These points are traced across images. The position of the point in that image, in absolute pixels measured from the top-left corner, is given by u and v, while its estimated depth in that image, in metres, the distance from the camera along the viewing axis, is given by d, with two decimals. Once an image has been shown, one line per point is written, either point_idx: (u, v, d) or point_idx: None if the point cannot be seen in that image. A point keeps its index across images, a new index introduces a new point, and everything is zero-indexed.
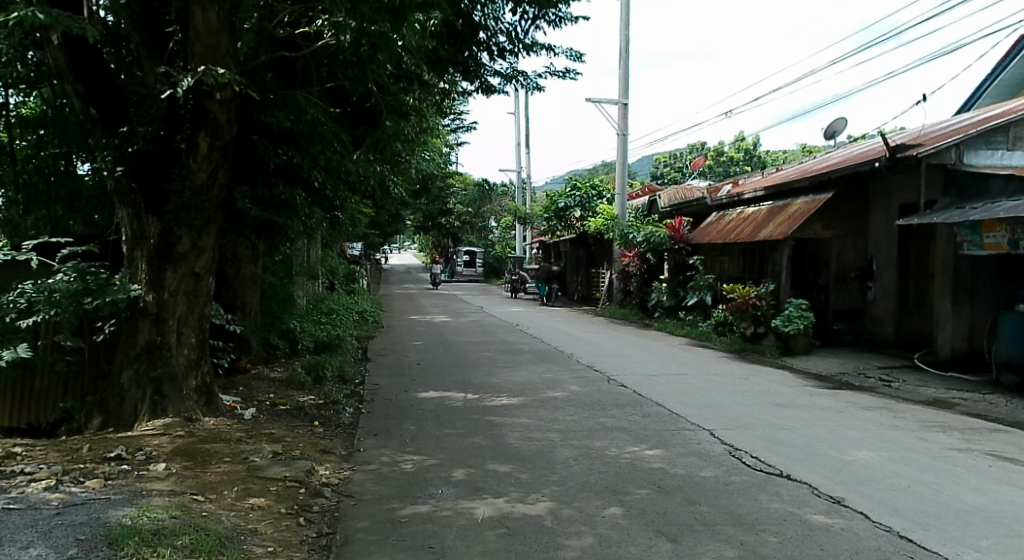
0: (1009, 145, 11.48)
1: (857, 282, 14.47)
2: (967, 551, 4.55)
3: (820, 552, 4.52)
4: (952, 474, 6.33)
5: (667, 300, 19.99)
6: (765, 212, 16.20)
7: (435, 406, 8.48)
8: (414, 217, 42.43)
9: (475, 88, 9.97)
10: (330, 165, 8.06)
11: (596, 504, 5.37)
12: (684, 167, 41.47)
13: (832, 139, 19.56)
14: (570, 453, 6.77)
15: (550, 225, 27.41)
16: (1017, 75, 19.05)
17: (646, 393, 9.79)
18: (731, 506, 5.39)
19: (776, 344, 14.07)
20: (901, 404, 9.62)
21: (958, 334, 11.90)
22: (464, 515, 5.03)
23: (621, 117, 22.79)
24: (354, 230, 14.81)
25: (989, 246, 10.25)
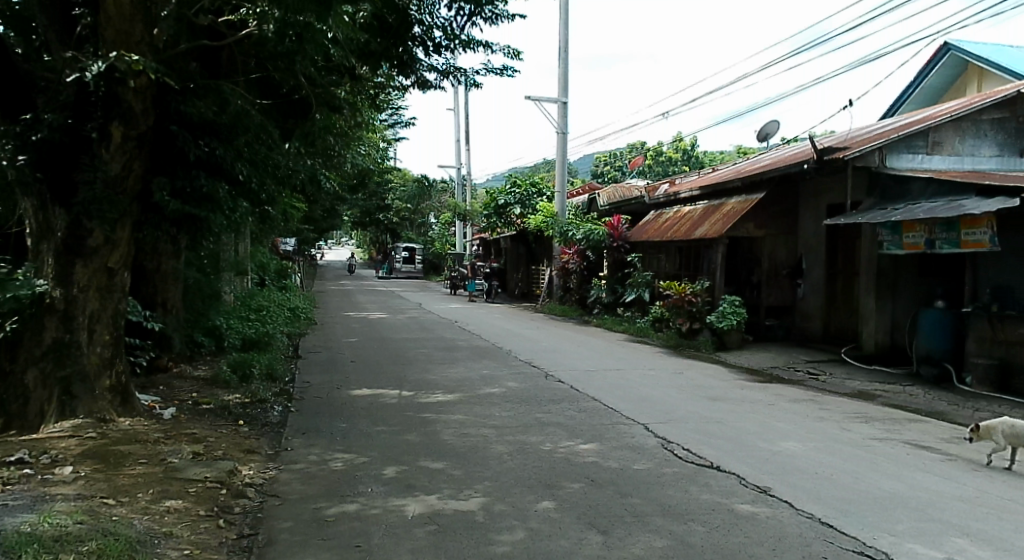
0: (929, 150, 11.97)
1: (788, 280, 15.01)
2: (884, 535, 4.75)
3: (745, 540, 4.65)
4: (872, 462, 6.59)
5: (606, 297, 20.26)
6: (700, 211, 16.59)
7: (368, 404, 8.34)
8: (351, 212, 41.82)
9: (411, 83, 9.84)
10: (255, 159, 7.92)
11: (529, 498, 5.40)
12: (623, 165, 42.09)
13: (765, 140, 20.14)
14: (504, 448, 6.79)
15: (490, 222, 27.40)
16: (937, 83, 19.99)
17: (583, 388, 9.91)
18: (662, 497, 5.50)
19: (710, 339, 14.42)
20: (828, 396, 9.98)
21: (881, 329, 12.38)
22: (394, 513, 4.98)
23: (561, 115, 22.95)
24: (284, 226, 14.50)
25: (909, 245, 10.81)
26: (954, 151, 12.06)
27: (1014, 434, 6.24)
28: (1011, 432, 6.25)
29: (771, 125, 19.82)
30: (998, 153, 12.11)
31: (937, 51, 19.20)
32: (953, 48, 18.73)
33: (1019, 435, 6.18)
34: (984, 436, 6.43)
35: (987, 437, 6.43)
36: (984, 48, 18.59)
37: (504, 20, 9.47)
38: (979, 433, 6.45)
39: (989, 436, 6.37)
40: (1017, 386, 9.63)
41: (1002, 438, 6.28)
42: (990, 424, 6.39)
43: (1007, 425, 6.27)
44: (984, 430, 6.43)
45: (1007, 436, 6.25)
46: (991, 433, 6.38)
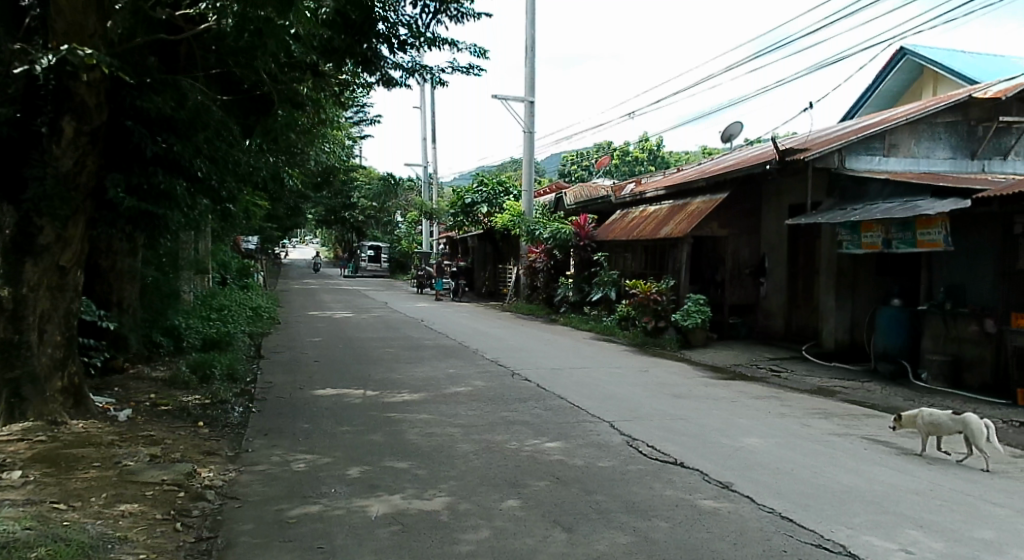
0: (885, 152, 12.27)
1: (751, 279, 15.25)
2: (841, 528, 4.86)
3: (708, 535, 4.71)
4: (831, 457, 6.73)
5: (572, 296, 20.35)
6: (666, 210, 16.75)
7: (332, 404, 8.27)
8: (316, 210, 41.35)
9: (376, 80, 9.78)
10: (215, 155, 7.77)
11: (494, 497, 5.40)
12: (590, 165, 42.33)
13: (728, 141, 20.43)
14: (471, 447, 6.79)
15: (456, 221, 27.32)
16: (893, 87, 20.48)
17: (549, 387, 9.92)
18: (627, 494, 5.54)
19: (676, 337, 14.57)
20: (789, 392, 10.17)
21: (841, 327, 12.65)
22: (358, 513, 4.94)
23: (528, 114, 22.98)
24: (246, 224, 14.27)
25: (867, 245, 11.05)
26: (910, 153, 12.33)
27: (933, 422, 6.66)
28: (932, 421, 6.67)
29: (735, 126, 20.09)
30: (951, 156, 12.39)
31: (893, 56, 19.67)
32: (909, 52, 19.19)
33: (936, 423, 6.60)
34: (908, 423, 6.90)
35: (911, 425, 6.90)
36: (938, 53, 19.08)
37: (470, 19, 9.46)
38: (903, 421, 6.94)
39: (911, 423, 6.84)
40: (969, 381, 9.92)
41: (923, 426, 6.72)
42: (913, 412, 6.86)
43: (927, 414, 6.71)
44: (908, 418, 6.91)
45: (926, 424, 6.70)
46: (913, 420, 6.85)
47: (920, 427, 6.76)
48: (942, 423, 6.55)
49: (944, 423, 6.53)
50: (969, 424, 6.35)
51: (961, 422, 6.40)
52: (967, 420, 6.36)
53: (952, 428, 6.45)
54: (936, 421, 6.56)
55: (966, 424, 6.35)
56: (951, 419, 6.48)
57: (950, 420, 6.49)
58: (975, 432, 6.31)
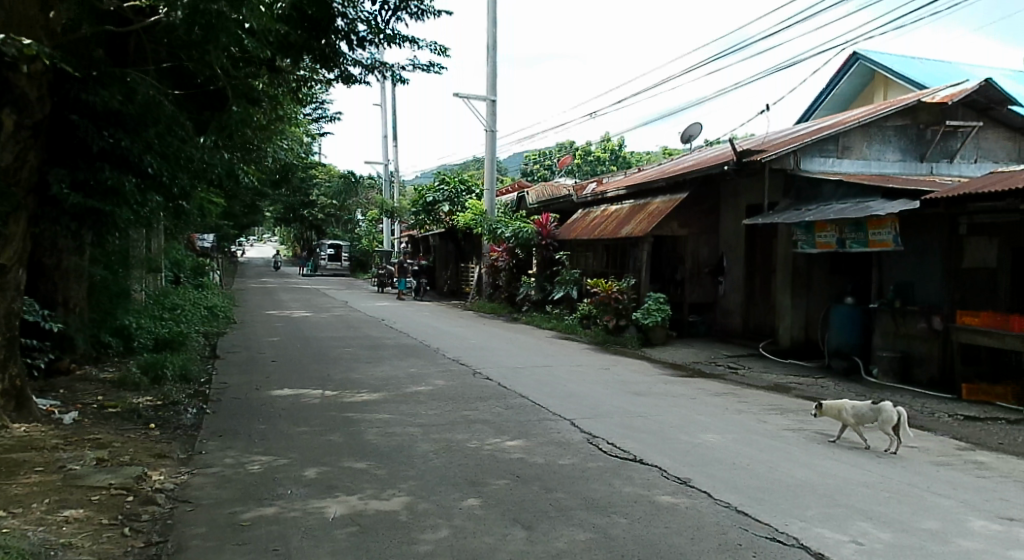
0: (839, 154, 12.55)
1: (710, 277, 15.47)
2: (795, 521, 4.95)
3: (665, 530, 4.76)
4: (786, 452, 6.87)
5: (534, 294, 20.40)
6: (627, 210, 16.90)
7: (289, 404, 8.16)
8: (274, 208, 40.73)
9: (335, 77, 9.66)
10: (166, 151, 7.56)
11: (454, 496, 5.38)
12: (552, 164, 42.49)
13: (688, 142, 20.69)
14: (431, 446, 6.76)
15: (418, 220, 27.17)
16: (847, 90, 20.96)
17: (510, 385, 9.93)
18: (586, 491, 5.57)
19: (636, 335, 14.71)
20: (746, 389, 10.34)
21: (796, 326, 12.92)
22: (315, 514, 4.88)
23: (490, 113, 22.96)
24: (201, 222, 13.98)
25: (821, 244, 11.29)
26: (862, 155, 12.63)
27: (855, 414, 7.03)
28: (853, 413, 7.03)
29: (694, 127, 20.36)
30: (901, 158, 12.72)
31: (847, 60, 20.13)
32: (862, 57, 19.66)
33: (859, 414, 6.98)
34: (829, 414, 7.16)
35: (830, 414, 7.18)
36: (889, 58, 19.59)
37: (430, 16, 9.41)
38: (824, 410, 7.16)
39: (834, 413, 7.10)
40: (917, 376, 10.16)
41: (845, 417, 7.05)
42: (836, 403, 7.13)
43: (850, 406, 7.05)
44: (830, 408, 7.15)
45: (850, 416, 7.04)
46: (835, 411, 7.12)
47: (843, 418, 7.08)
48: (864, 415, 6.95)
49: (864, 414, 6.93)
50: (887, 415, 6.83)
51: (880, 413, 6.85)
52: (883, 409, 6.82)
53: (873, 419, 6.88)
54: (860, 413, 6.94)
55: (884, 414, 6.81)
56: (871, 410, 6.91)
57: (870, 411, 6.92)
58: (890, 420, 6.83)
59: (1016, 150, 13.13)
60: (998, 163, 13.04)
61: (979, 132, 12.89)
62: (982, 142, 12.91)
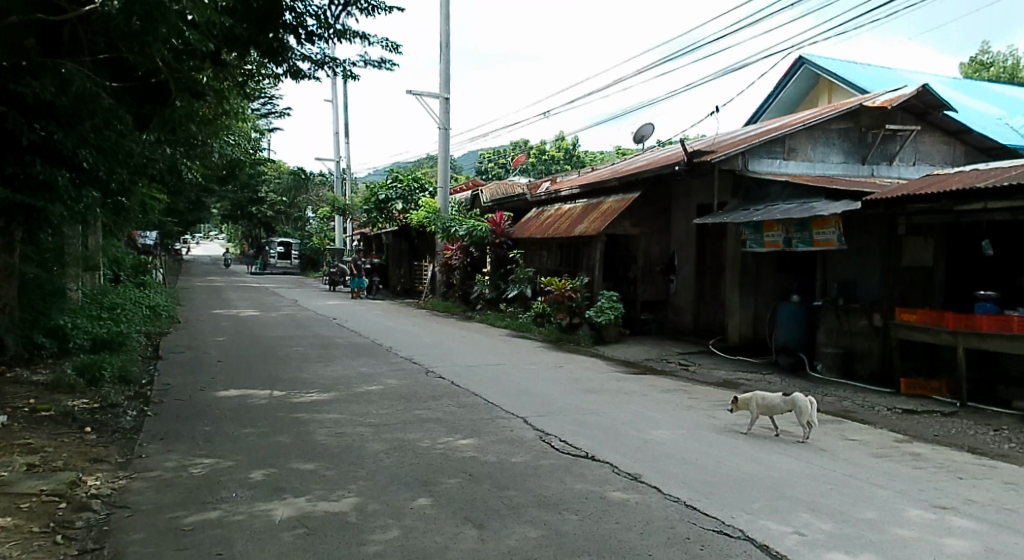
0: (786, 155, 12.82)
1: (661, 276, 15.68)
2: (742, 514, 5.04)
3: (616, 526, 4.80)
4: (734, 446, 7.00)
5: (489, 293, 20.40)
6: (580, 208, 17.01)
7: (236, 405, 7.98)
8: (221, 205, 39.76)
9: (283, 71, 9.46)
10: (104, 145, 7.41)
11: (404, 496, 5.33)
12: (507, 163, 42.50)
13: (640, 143, 20.93)
14: (381, 446, 6.68)
15: (370, 217, 26.90)
16: (793, 95, 21.52)
17: (463, 384, 9.89)
18: (538, 488, 5.58)
19: (589, 333, 14.83)
20: (696, 385, 10.52)
21: (744, 322, 13.14)
22: (260, 518, 4.78)
23: (443, 111, 22.85)
24: (142, 218, 13.56)
25: (769, 244, 11.54)
26: (807, 156, 12.93)
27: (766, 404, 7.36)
28: (765, 402, 7.34)
29: (646, 127, 20.60)
30: (844, 160, 13.09)
31: (793, 64, 20.65)
32: (807, 61, 20.19)
33: (771, 404, 7.29)
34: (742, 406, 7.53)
35: (745, 406, 7.53)
36: (833, 63, 20.14)
37: (381, 12, 9.29)
38: (738, 402, 7.48)
39: (747, 405, 7.45)
40: (859, 371, 10.46)
41: (757, 407, 7.38)
42: (748, 395, 7.46)
43: (762, 397, 7.36)
44: (743, 400, 7.52)
45: (760, 405, 7.37)
46: (748, 402, 7.46)
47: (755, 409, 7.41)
48: (774, 404, 7.26)
49: (776, 404, 7.24)
50: (798, 405, 7.15)
51: (791, 403, 7.17)
52: (795, 400, 7.15)
53: (784, 408, 7.19)
54: (771, 403, 7.24)
55: (796, 403, 7.12)
56: (782, 400, 7.21)
57: (782, 401, 7.23)
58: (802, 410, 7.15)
59: (951, 154, 13.64)
60: (934, 166, 13.53)
61: (917, 136, 13.35)
62: (919, 146, 13.37)
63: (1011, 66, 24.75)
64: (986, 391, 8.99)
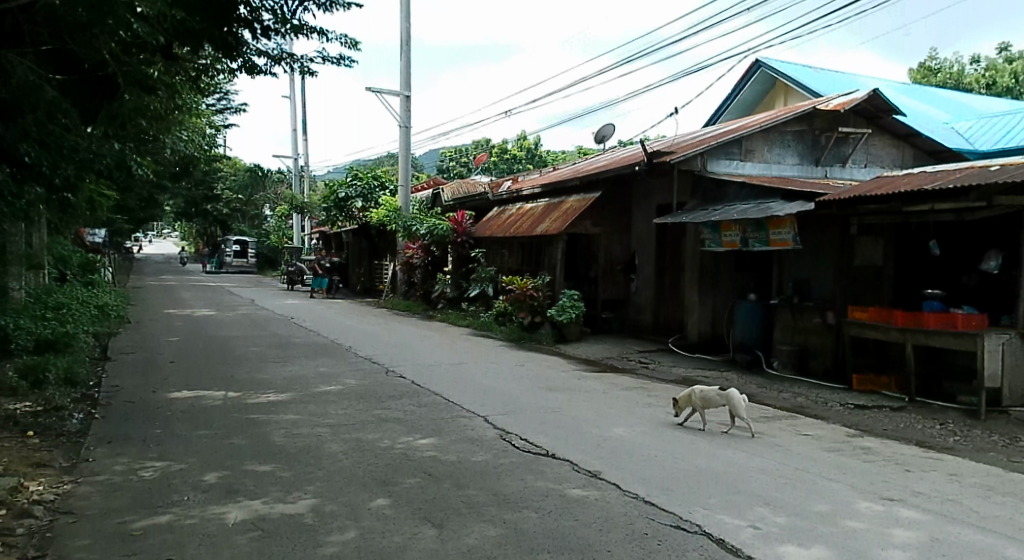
0: (743, 156, 13.02)
1: (622, 275, 15.81)
2: (699, 509, 5.10)
3: (575, 523, 4.81)
4: (692, 442, 7.09)
5: (450, 292, 20.36)
6: (542, 208, 17.05)
7: (189, 407, 7.81)
8: (175, 203, 38.83)
9: (238, 66, 9.27)
10: (48, 140, 7.19)
11: (363, 496, 5.27)
12: (469, 161, 42.40)
13: (601, 143, 21.07)
14: (339, 447, 6.59)
15: (329, 215, 26.60)
16: (749, 98, 21.92)
17: (423, 383, 9.84)
18: (498, 486, 5.57)
19: (550, 332, 14.88)
20: (656, 382, 10.63)
21: (703, 320, 13.36)
22: (214, 521, 4.68)
23: (403, 109, 22.70)
24: (89, 215, 13.16)
25: (727, 243, 11.72)
26: (764, 158, 13.17)
27: (704, 398, 7.54)
28: (702, 398, 7.52)
29: (607, 128, 20.76)
30: (799, 162, 13.38)
31: (749, 68, 21.03)
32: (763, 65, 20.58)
33: (707, 398, 7.47)
34: (683, 405, 7.69)
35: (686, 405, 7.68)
36: (788, 66, 20.56)
37: (339, 8, 9.18)
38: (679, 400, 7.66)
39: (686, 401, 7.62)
40: (813, 367, 10.66)
41: (696, 403, 7.55)
42: (688, 392, 7.65)
43: (700, 391, 7.56)
44: (684, 399, 7.71)
45: (698, 400, 7.55)
46: (688, 399, 7.65)
47: (694, 404, 7.58)
48: (711, 398, 7.44)
49: (712, 398, 7.43)
50: (732, 398, 7.32)
51: (725, 396, 7.34)
52: (730, 394, 7.34)
53: (718, 402, 7.35)
54: (706, 395, 7.43)
55: (729, 395, 7.29)
56: (718, 393, 7.40)
57: (717, 394, 7.42)
58: (735, 404, 7.30)
59: (901, 156, 14.03)
60: (884, 169, 13.92)
61: (867, 139, 13.71)
62: (870, 149, 13.74)
63: (957, 72, 25.60)
64: (933, 387, 9.26)
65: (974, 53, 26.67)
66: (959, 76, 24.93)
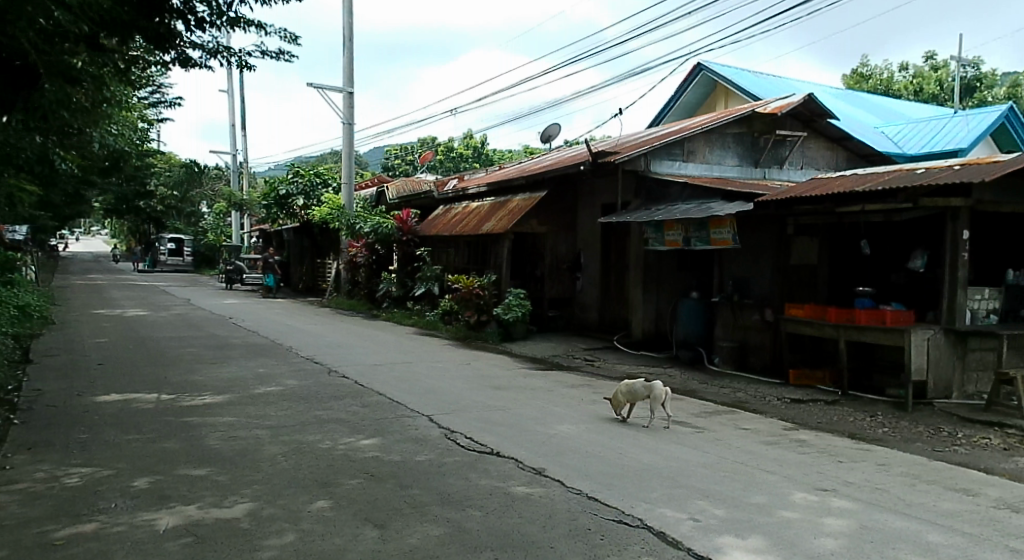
0: (685, 157, 13.23)
1: (568, 273, 15.91)
2: (641, 504, 5.15)
3: (518, 520, 4.80)
4: (635, 438, 7.16)
5: (395, 291, 20.14)
6: (488, 207, 17.03)
7: (118, 410, 7.51)
8: (106, 200, 37.37)
9: (172, 58, 8.96)
10: None
11: (302, 499, 5.15)
12: (414, 159, 42.06)
13: (547, 142, 21.16)
14: (278, 449, 6.43)
15: (270, 213, 26.02)
16: (692, 100, 22.33)
17: (366, 383, 9.70)
18: (441, 486, 5.52)
19: (497, 330, 14.86)
20: (600, 380, 10.72)
21: (648, 318, 13.68)
22: (143, 528, 4.50)
23: (347, 105, 22.36)
24: (10, 211, 12.54)
25: (669, 242, 11.90)
26: (705, 159, 13.42)
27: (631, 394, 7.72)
28: (629, 394, 7.71)
29: (552, 127, 20.87)
30: (739, 163, 13.68)
31: (692, 70, 21.42)
32: (705, 68, 20.99)
33: (633, 392, 7.67)
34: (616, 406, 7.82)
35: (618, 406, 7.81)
36: (728, 70, 21.00)
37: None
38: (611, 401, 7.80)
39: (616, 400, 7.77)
40: (752, 363, 10.99)
41: (624, 400, 7.71)
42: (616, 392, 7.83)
43: (625, 387, 7.76)
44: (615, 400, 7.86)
45: (625, 396, 7.72)
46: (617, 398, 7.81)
47: (622, 401, 7.74)
48: (636, 391, 7.65)
49: (637, 390, 7.64)
50: (653, 387, 7.57)
51: (648, 386, 7.59)
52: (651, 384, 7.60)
53: (643, 392, 7.58)
54: (631, 388, 7.64)
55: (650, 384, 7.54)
56: (641, 386, 7.63)
57: (641, 386, 7.65)
58: (655, 392, 7.54)
59: (834, 158, 14.49)
60: (819, 170, 14.36)
61: (804, 142, 14.11)
62: (806, 151, 14.15)
63: (887, 78, 26.63)
64: (864, 380, 9.63)
65: (903, 61, 27.76)
66: (890, 82, 25.89)
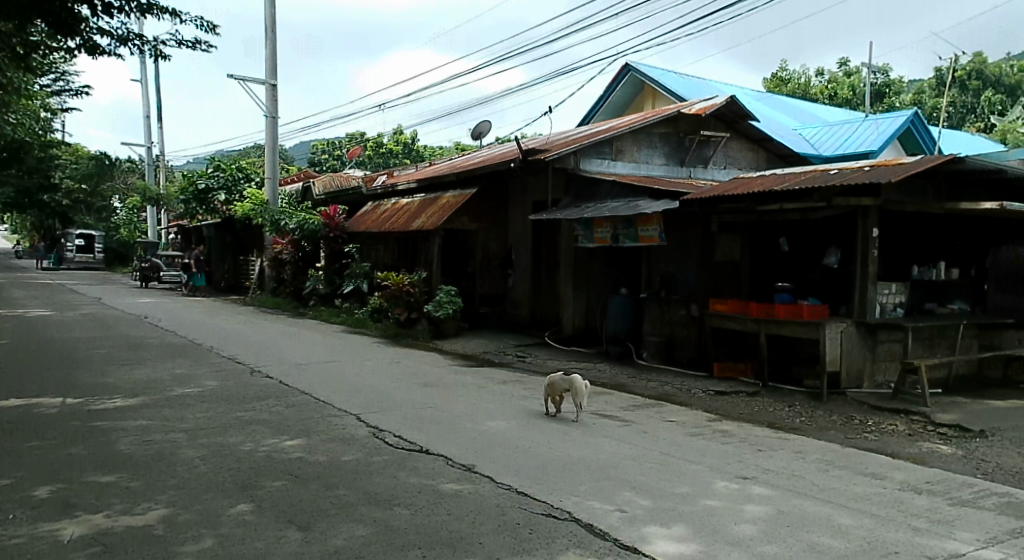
0: (614, 155, 13.40)
1: (499, 270, 15.92)
2: (569, 497, 5.18)
3: (447, 517, 4.75)
4: (565, 432, 7.20)
5: (322, 289, 19.68)
6: (417, 203, 16.87)
7: (18, 417, 7.05)
8: (7, 194, 35.11)
9: (77, 45, 8.50)
10: None
11: (222, 503, 4.96)
12: (342, 155, 41.26)
13: (479, 139, 21.11)
14: (197, 452, 6.18)
15: (188, 208, 25.01)
16: (620, 100, 22.67)
17: (291, 383, 9.44)
18: (368, 485, 5.42)
19: (427, 327, 14.72)
20: (531, 376, 10.75)
21: (578, 313, 13.78)
22: (45, 539, 4.24)
23: (270, 98, 21.73)
24: None
25: (598, 239, 12.05)
26: (633, 158, 13.63)
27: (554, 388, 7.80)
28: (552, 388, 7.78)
29: (483, 124, 20.84)
30: (665, 162, 13.95)
31: (620, 70, 21.74)
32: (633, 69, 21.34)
33: (554, 386, 7.75)
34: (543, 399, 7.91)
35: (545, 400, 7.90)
36: (655, 71, 21.42)
37: None
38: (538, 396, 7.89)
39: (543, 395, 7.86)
40: (679, 357, 11.25)
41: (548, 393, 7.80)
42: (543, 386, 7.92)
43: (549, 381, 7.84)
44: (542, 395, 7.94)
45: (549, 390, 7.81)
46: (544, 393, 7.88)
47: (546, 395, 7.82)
48: (557, 385, 7.73)
49: (558, 384, 7.71)
50: (573, 381, 7.64)
51: (567, 380, 7.66)
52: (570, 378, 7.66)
53: (562, 386, 7.66)
54: (552, 382, 7.73)
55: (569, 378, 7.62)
56: (562, 380, 7.70)
57: (561, 380, 7.72)
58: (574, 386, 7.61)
59: (755, 159, 14.98)
60: (740, 170, 14.82)
61: (726, 142, 14.54)
62: (728, 151, 14.58)
63: (804, 82, 27.71)
64: (783, 372, 9.97)
65: (818, 66, 28.94)
66: (807, 86, 26.95)
